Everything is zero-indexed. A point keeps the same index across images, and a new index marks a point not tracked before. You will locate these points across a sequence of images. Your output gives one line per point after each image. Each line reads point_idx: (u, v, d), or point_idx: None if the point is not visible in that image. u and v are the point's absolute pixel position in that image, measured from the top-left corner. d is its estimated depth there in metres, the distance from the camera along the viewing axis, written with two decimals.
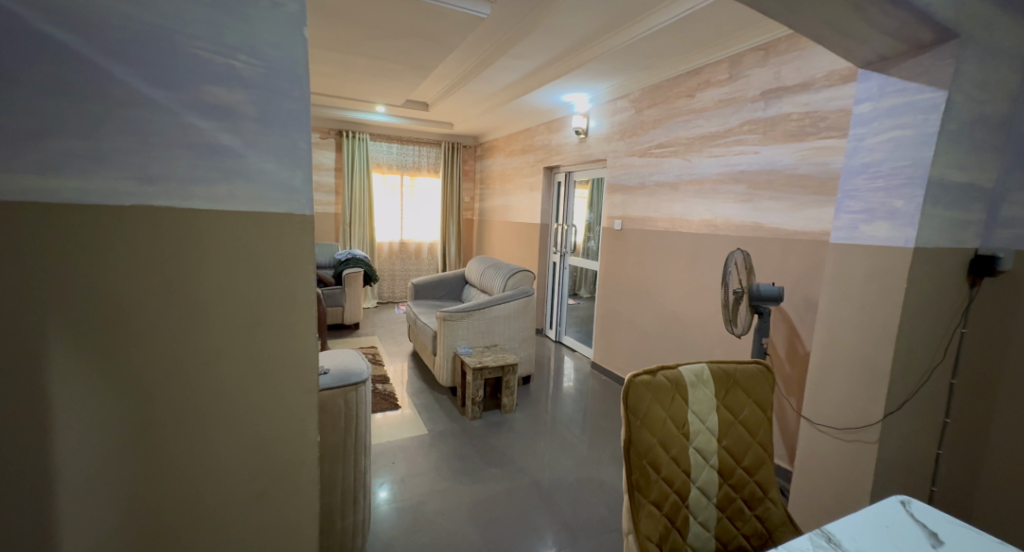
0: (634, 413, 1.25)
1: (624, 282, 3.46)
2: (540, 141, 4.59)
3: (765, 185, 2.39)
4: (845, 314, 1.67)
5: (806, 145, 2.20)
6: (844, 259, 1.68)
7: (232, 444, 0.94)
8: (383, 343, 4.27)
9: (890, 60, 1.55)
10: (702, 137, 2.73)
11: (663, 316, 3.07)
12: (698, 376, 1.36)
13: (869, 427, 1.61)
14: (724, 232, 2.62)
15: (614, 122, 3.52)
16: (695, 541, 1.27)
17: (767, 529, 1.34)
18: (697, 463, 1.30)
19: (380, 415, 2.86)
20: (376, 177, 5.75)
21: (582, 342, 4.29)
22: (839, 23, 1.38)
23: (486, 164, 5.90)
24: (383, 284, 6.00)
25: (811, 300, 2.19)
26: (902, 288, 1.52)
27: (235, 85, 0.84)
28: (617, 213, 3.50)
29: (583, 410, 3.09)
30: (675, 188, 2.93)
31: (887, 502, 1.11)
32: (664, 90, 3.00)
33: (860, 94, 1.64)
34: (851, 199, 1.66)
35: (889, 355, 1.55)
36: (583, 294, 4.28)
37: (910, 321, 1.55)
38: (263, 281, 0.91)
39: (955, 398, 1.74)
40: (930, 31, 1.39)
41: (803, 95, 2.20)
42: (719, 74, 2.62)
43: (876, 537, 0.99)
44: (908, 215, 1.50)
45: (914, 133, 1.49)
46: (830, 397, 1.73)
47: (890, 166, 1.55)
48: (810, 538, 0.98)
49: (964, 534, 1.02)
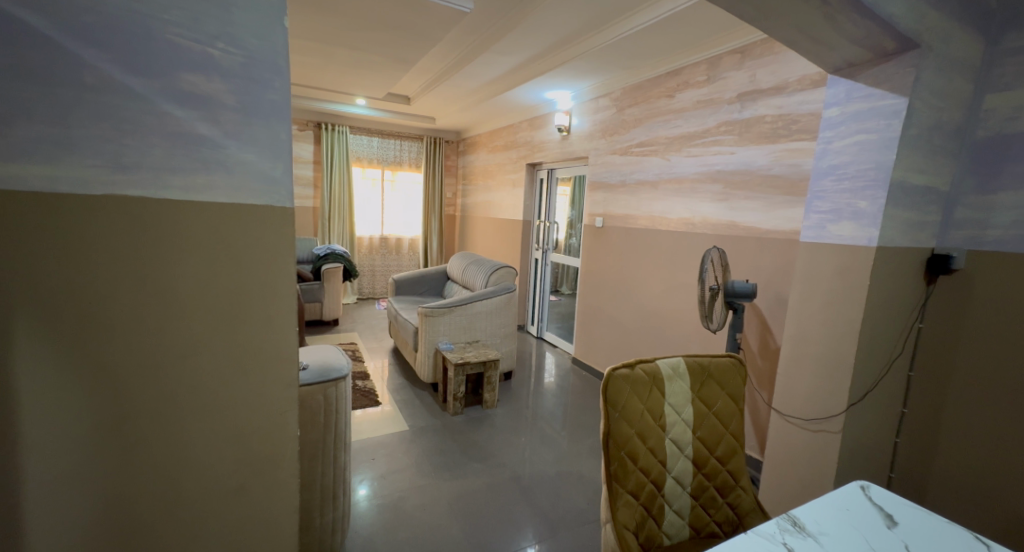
0: (613, 405, 1.29)
1: (605, 279, 3.51)
2: (523, 137, 4.62)
3: (741, 185, 2.45)
4: (814, 310, 1.75)
5: (779, 147, 2.27)
6: (813, 257, 1.75)
7: (209, 439, 0.94)
8: (363, 340, 4.24)
9: (857, 66, 1.62)
10: (681, 136, 2.79)
11: (642, 312, 3.14)
12: (675, 369, 1.41)
13: (833, 418, 1.69)
14: (701, 230, 2.69)
15: (596, 120, 3.57)
16: (669, 528, 1.33)
17: (737, 515, 1.40)
18: (673, 454, 1.34)
19: (360, 412, 2.85)
20: (356, 170, 5.68)
21: (563, 338, 4.35)
22: (810, 29, 1.44)
23: (469, 160, 5.91)
24: (363, 280, 5.96)
25: (782, 296, 2.27)
26: (866, 285, 1.59)
27: (214, 73, 0.84)
28: (599, 210, 3.54)
29: (563, 405, 3.14)
30: (655, 186, 2.99)
31: (848, 488, 1.17)
32: (645, 90, 3.06)
33: (829, 99, 1.71)
34: (820, 199, 1.73)
35: (852, 348, 1.63)
36: (564, 291, 4.34)
37: (873, 315, 1.62)
38: (245, 272, 0.92)
39: (913, 390, 1.83)
40: (894, 40, 1.46)
41: (777, 98, 2.27)
42: (698, 75, 2.68)
43: (837, 519, 1.05)
44: (871, 215, 1.57)
45: (877, 137, 1.56)
46: (799, 389, 1.81)
47: (856, 168, 1.61)
48: (777, 522, 1.04)
49: (914, 515, 1.09)
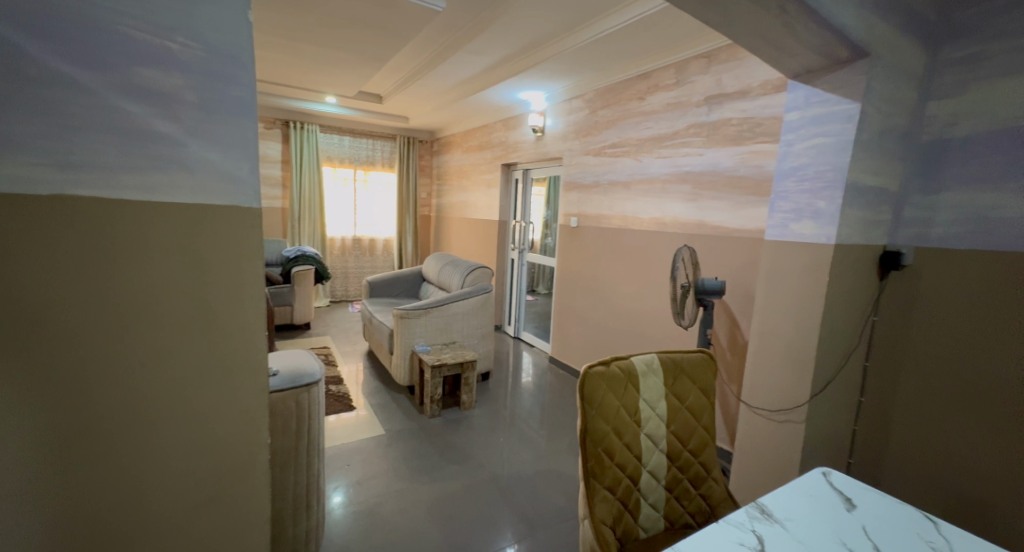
0: (589, 403, 1.32)
1: (580, 278, 3.56)
2: (497, 137, 4.64)
3: (709, 186, 2.53)
4: (778, 305, 1.82)
5: (744, 149, 2.35)
6: (777, 254, 1.83)
7: (174, 448, 0.93)
8: (336, 344, 4.18)
9: (814, 73, 1.69)
10: (652, 138, 2.86)
11: (617, 310, 3.20)
12: (648, 365, 1.45)
13: (796, 408, 1.77)
14: (672, 229, 2.76)
15: (569, 121, 3.61)
16: (645, 522, 1.37)
17: (710, 506, 1.45)
18: (648, 448, 1.38)
19: (334, 418, 2.81)
20: (327, 170, 5.59)
21: (540, 337, 4.39)
22: (771, 36, 1.50)
23: (444, 159, 5.89)
24: (336, 282, 5.87)
25: (749, 292, 2.36)
26: (825, 281, 1.67)
27: (173, 68, 0.83)
28: (573, 210, 3.59)
29: (541, 404, 3.17)
30: (628, 187, 3.05)
31: (811, 474, 1.23)
32: (616, 92, 3.12)
33: (789, 104, 1.79)
34: (782, 200, 1.81)
35: (813, 341, 1.71)
36: (540, 290, 4.37)
37: (832, 309, 1.70)
38: (214, 277, 0.92)
39: (868, 380, 1.91)
40: (848, 49, 1.54)
41: (741, 102, 2.35)
42: (667, 79, 2.75)
43: (801, 505, 1.11)
44: (830, 214, 1.65)
45: (834, 140, 1.64)
46: (765, 382, 1.88)
47: (815, 170, 1.69)
48: (747, 511, 1.08)
49: (871, 497, 1.16)
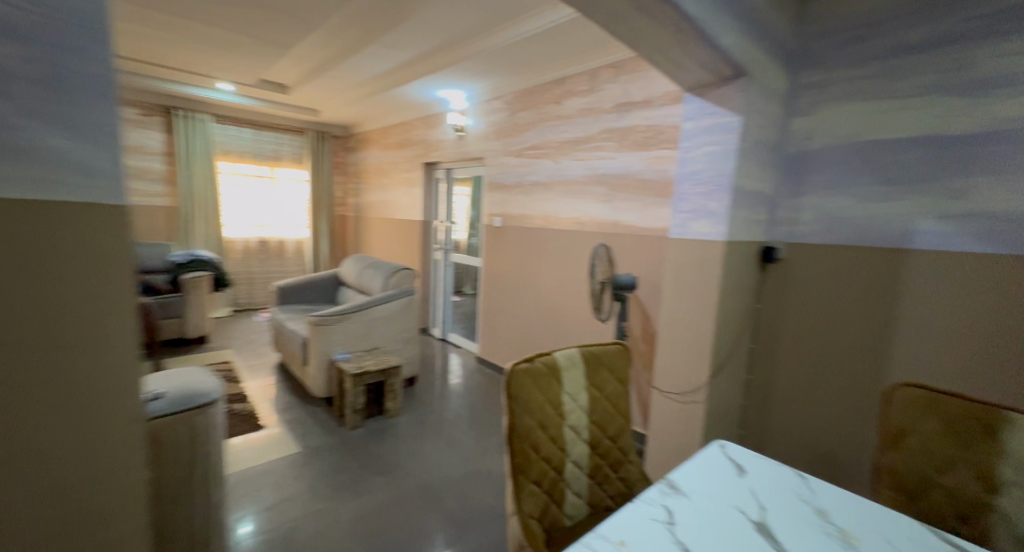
0: (516, 400, 1.36)
1: (505, 277, 3.63)
2: (418, 135, 4.59)
3: (621, 188, 2.70)
4: (682, 298, 2.01)
5: (650, 154, 2.54)
6: (680, 250, 2.01)
7: (27, 485, 0.85)
8: (241, 357, 3.90)
9: (705, 87, 1.89)
10: (569, 141, 2.99)
11: (541, 307, 3.31)
12: (570, 359, 1.52)
13: (699, 389, 1.96)
14: (590, 229, 2.91)
15: (490, 121, 3.67)
16: (571, 509, 1.45)
17: (628, 487, 1.57)
18: (571, 439, 1.46)
19: (239, 440, 2.62)
20: (223, 165, 5.19)
21: (467, 338, 4.42)
22: (666, 51, 1.66)
23: (361, 157, 5.70)
24: (240, 289, 5.46)
25: (657, 286, 2.56)
26: (719, 274, 1.87)
27: (6, 35, 0.76)
28: (496, 210, 3.64)
29: (469, 405, 3.20)
30: (548, 187, 3.16)
31: (709, 448, 1.38)
32: (535, 96, 3.23)
33: (686, 114, 1.97)
34: (683, 201, 1.99)
35: (711, 328, 1.91)
36: (466, 291, 4.40)
37: (724, 299, 1.91)
38: (75, 297, 0.86)
39: (755, 359, 2.21)
40: (729, 68, 1.73)
41: (646, 110, 2.54)
42: (580, 85, 2.90)
43: (702, 475, 1.23)
44: (722, 214, 1.85)
45: (723, 148, 1.83)
46: (673, 368, 2.06)
47: (709, 174, 1.88)
48: (659, 487, 1.17)
49: (758, 461, 1.32)
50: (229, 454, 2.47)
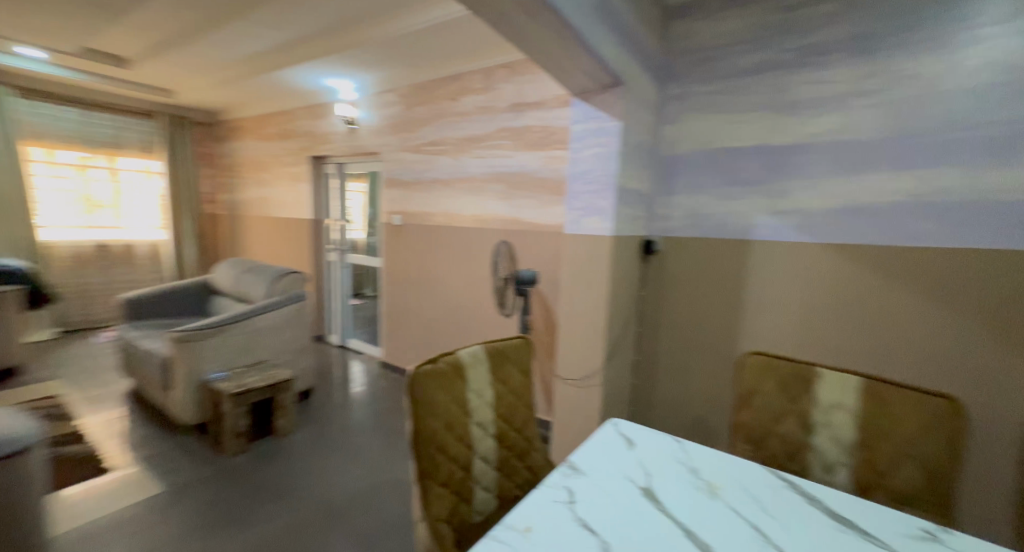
0: (419, 403, 1.36)
1: (407, 277, 3.55)
2: (302, 126, 4.30)
3: (519, 186, 2.79)
4: (578, 290, 2.13)
5: (545, 153, 2.66)
6: (575, 245, 2.13)
7: None
8: (76, 389, 3.30)
9: (590, 93, 2.02)
10: (467, 138, 3.01)
11: (445, 305, 3.30)
12: (475, 356, 1.55)
13: (596, 372, 2.11)
14: (491, 226, 2.96)
15: (383, 114, 3.57)
16: (480, 505, 1.48)
17: (534, 474, 1.64)
18: (478, 436, 1.49)
19: (73, 489, 2.19)
20: (36, 152, 4.30)
21: (369, 343, 4.26)
22: (554, 56, 1.75)
23: (232, 147, 5.15)
24: (71, 304, 4.65)
25: (556, 280, 2.69)
26: (609, 265, 2.02)
27: None
28: (396, 209, 3.54)
29: (373, 414, 3.09)
30: (448, 185, 3.16)
31: (604, 427, 1.49)
32: (430, 91, 3.21)
33: (574, 117, 2.09)
34: (575, 199, 2.11)
35: (604, 316, 2.06)
36: (367, 293, 4.24)
37: (614, 288, 2.07)
38: None
39: (642, 342, 2.41)
40: (609, 77, 1.87)
41: (540, 111, 2.66)
42: (476, 83, 2.94)
43: (598, 453, 1.33)
44: (609, 211, 2.00)
45: (608, 150, 1.98)
46: (573, 357, 2.18)
47: (597, 174, 2.02)
48: (561, 470, 1.24)
49: (646, 434, 1.46)
50: (58, 509, 2.05)
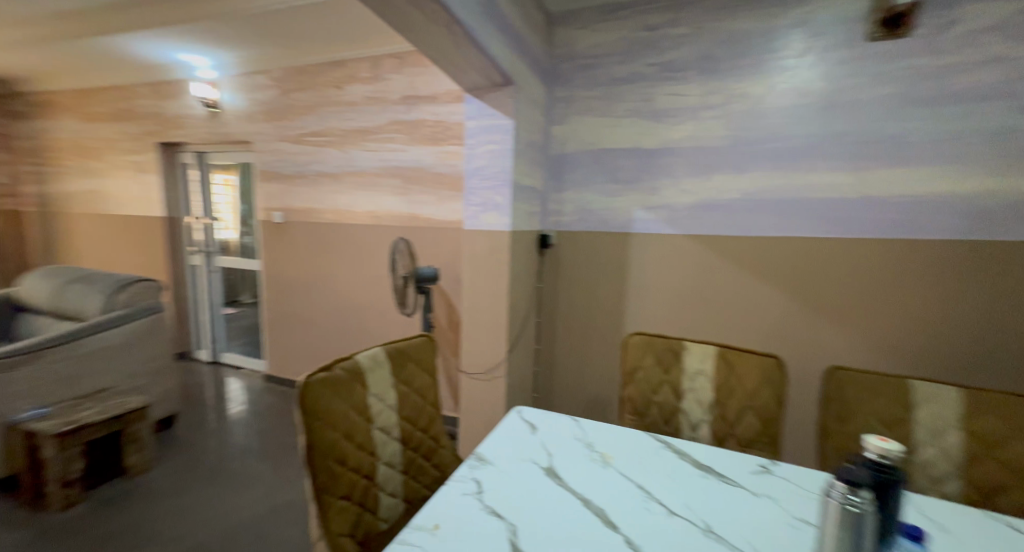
0: (314, 414, 1.30)
1: (293, 279, 3.31)
2: (148, 107, 3.78)
3: (415, 181, 2.75)
4: (479, 284, 2.18)
5: (440, 148, 2.67)
6: (474, 239, 2.17)
7: None
8: None
9: (481, 91, 2.06)
10: (356, 130, 2.89)
11: (339, 306, 3.15)
12: (374, 359, 1.52)
13: (501, 361, 2.17)
14: (386, 222, 2.88)
15: (252, 99, 3.27)
16: (386, 511, 1.46)
17: (441, 471, 1.67)
18: (382, 441, 1.47)
19: None
20: None
21: (250, 356, 3.91)
22: (446, 50, 1.76)
23: (43, 127, 4.26)
24: None
25: (456, 275, 2.71)
26: (507, 259, 2.10)
27: None
28: (275, 205, 3.26)
29: (258, 434, 2.86)
30: (337, 179, 3.00)
31: (509, 415, 1.56)
32: (309, 76, 3.01)
33: (467, 114, 2.12)
34: (472, 195, 2.14)
35: (505, 308, 2.13)
36: (244, 300, 3.89)
37: (513, 280, 2.15)
38: None
39: (541, 331, 2.53)
40: (500, 76, 1.93)
41: (432, 106, 2.65)
42: (363, 72, 2.83)
43: (503, 442, 1.39)
44: (505, 207, 2.07)
45: (502, 149, 2.05)
46: (477, 350, 2.23)
47: (492, 171, 2.08)
48: (468, 463, 1.27)
49: (548, 418, 1.55)
50: None
